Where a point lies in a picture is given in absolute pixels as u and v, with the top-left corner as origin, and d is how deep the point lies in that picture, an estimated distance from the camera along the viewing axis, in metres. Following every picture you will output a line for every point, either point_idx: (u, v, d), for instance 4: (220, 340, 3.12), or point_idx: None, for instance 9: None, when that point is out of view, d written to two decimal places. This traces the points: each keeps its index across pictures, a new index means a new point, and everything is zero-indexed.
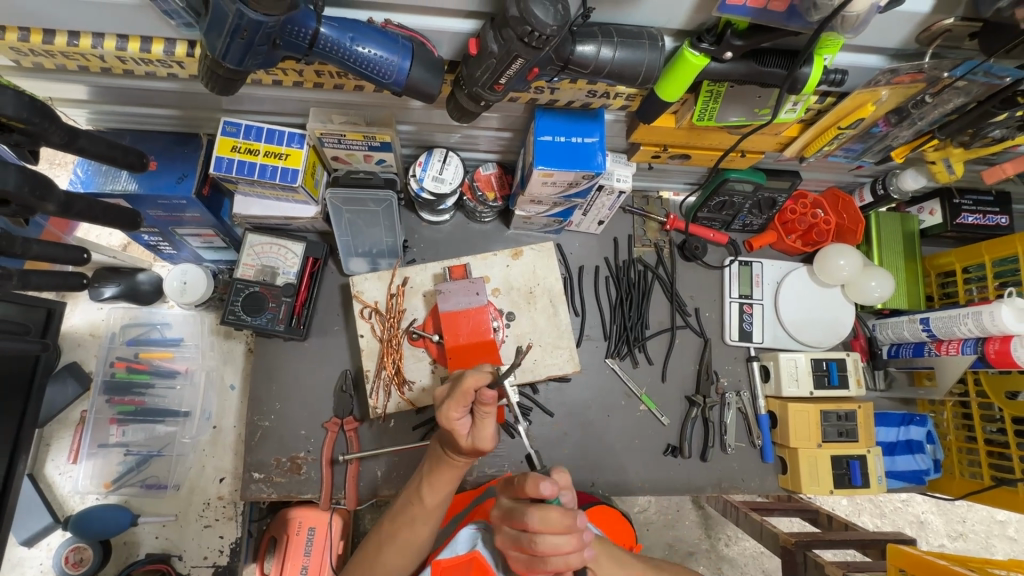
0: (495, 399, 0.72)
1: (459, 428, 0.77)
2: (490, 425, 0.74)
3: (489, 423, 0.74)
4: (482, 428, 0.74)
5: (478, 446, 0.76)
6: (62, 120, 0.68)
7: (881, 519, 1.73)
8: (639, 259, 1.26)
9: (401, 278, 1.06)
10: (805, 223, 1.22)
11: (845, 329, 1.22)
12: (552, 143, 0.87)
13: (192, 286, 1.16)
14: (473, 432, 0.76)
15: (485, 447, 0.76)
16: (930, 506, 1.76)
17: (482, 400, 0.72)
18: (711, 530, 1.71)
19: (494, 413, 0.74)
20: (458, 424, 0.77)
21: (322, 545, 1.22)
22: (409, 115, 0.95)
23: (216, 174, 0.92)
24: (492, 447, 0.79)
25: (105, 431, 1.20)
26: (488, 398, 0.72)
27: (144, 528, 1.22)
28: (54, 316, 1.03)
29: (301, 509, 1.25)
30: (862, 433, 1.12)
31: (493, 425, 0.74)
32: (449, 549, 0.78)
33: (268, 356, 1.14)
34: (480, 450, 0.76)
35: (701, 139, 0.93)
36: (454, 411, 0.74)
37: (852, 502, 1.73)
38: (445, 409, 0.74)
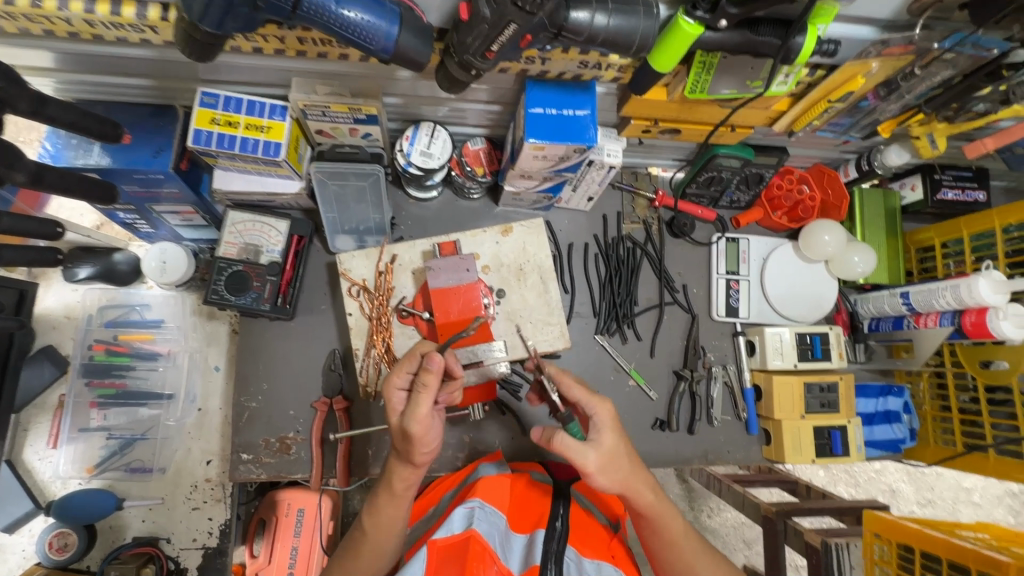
0: (436, 368, 0.73)
1: (394, 400, 0.80)
2: (424, 401, 0.74)
3: (423, 400, 0.75)
4: (417, 402, 0.75)
5: (407, 423, 0.75)
6: (29, 86, 0.65)
7: (856, 488, 1.79)
8: (628, 235, 1.26)
9: (389, 255, 1.04)
10: (791, 200, 1.22)
11: (828, 304, 1.24)
12: (543, 116, 0.86)
13: (172, 266, 1.13)
14: (408, 407, 0.76)
15: (414, 427, 0.75)
16: (902, 475, 1.83)
17: (424, 367, 0.74)
18: (695, 502, 1.75)
19: (432, 388, 0.74)
20: (399, 399, 0.80)
21: (312, 526, 1.22)
22: (396, 86, 0.92)
23: (195, 148, 0.90)
24: (426, 438, 0.76)
25: (85, 415, 1.17)
26: (430, 365, 0.73)
27: (131, 512, 1.20)
28: None
29: (290, 491, 1.24)
30: (843, 404, 1.15)
31: (426, 402, 0.75)
32: (444, 527, 0.76)
33: (254, 336, 1.12)
34: (408, 429, 0.75)
35: (693, 113, 0.93)
36: (397, 376, 0.79)
37: (829, 472, 1.79)
38: (390, 378, 0.79)
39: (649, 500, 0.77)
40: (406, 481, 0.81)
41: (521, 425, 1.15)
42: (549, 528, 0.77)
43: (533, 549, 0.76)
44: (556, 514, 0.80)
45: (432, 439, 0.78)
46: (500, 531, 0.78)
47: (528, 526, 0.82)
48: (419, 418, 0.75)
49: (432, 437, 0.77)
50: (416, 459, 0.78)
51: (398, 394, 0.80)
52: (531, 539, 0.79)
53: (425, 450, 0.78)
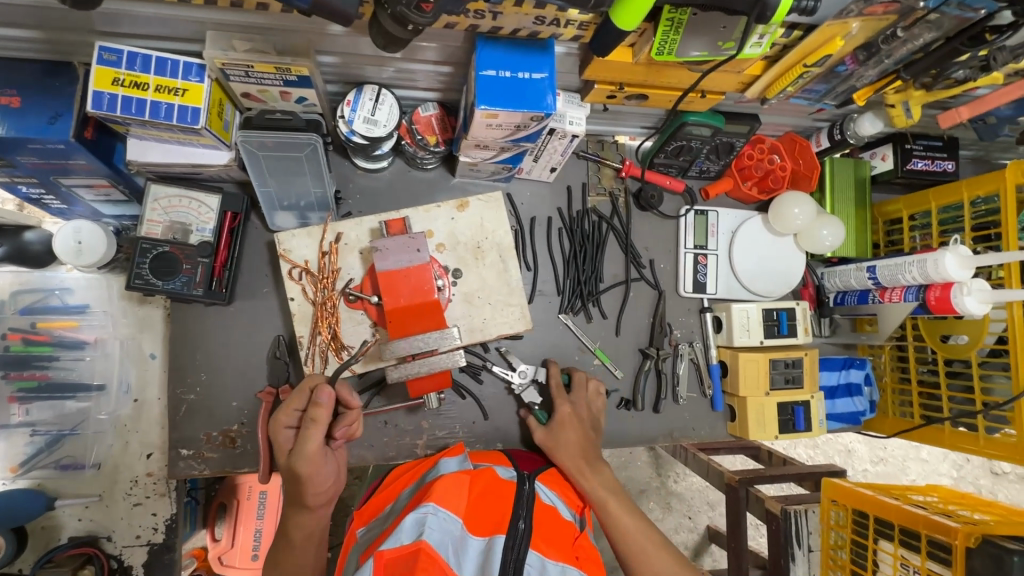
0: (325, 401, 0.81)
1: (281, 439, 0.85)
2: (312, 437, 0.81)
3: (314, 436, 0.82)
4: (306, 442, 0.82)
5: (296, 460, 0.82)
6: None
7: (814, 450, 1.84)
8: (593, 209, 1.19)
9: (334, 234, 0.96)
10: (762, 170, 1.18)
11: (795, 278, 1.22)
12: (496, 79, 0.76)
13: (88, 247, 1.01)
14: (297, 445, 0.82)
15: (302, 465, 0.82)
16: (857, 436, 1.89)
17: (314, 402, 0.81)
18: (660, 469, 1.77)
19: (320, 422, 0.81)
20: (286, 437, 0.86)
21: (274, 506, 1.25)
22: (332, 42, 0.81)
23: (96, 113, 0.78)
24: (315, 475, 0.83)
25: (5, 410, 1.08)
26: (319, 399, 0.81)
27: (64, 512, 1.11)
28: None
29: (250, 475, 1.25)
30: (806, 379, 1.15)
31: (315, 436, 0.82)
32: (392, 538, 0.70)
33: (187, 323, 1.02)
34: (298, 467, 0.82)
35: (659, 77, 0.85)
36: (284, 415, 0.85)
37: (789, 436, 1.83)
38: (277, 415, 0.85)
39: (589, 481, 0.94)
40: (306, 530, 0.86)
41: (481, 409, 1.11)
42: (510, 532, 0.76)
43: (491, 558, 0.72)
44: (519, 515, 0.79)
45: (321, 478, 0.85)
46: (454, 538, 0.73)
47: (487, 529, 0.77)
48: (308, 453, 0.82)
49: (322, 477, 0.84)
50: (309, 501, 0.85)
51: (285, 433, 0.86)
52: (488, 545, 0.74)
53: (315, 491, 0.84)
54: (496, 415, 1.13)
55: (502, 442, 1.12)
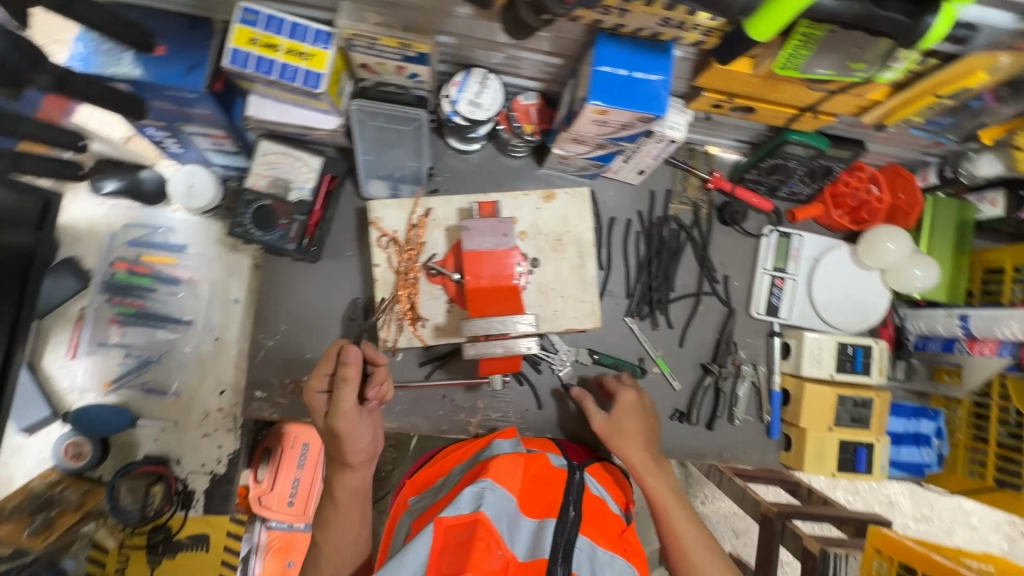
0: (353, 362, 0.85)
1: (315, 402, 0.91)
2: (344, 395, 0.86)
3: (347, 394, 0.87)
4: (340, 401, 0.87)
5: (334, 418, 0.87)
6: None
7: (854, 496, 1.77)
8: (674, 217, 1.18)
9: (424, 208, 0.99)
10: (857, 199, 1.14)
11: (875, 315, 1.17)
12: (611, 76, 0.77)
13: (199, 191, 1.09)
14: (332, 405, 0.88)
15: (339, 422, 0.87)
16: (903, 488, 1.80)
17: (344, 362, 0.86)
18: (691, 487, 1.75)
19: (351, 382, 0.86)
20: (321, 401, 0.91)
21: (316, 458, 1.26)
22: (454, 24, 0.84)
23: (231, 68, 0.84)
24: (351, 433, 0.88)
25: (105, 330, 1.19)
26: (348, 360, 0.85)
27: (143, 431, 1.21)
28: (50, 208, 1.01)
29: (296, 425, 1.26)
30: (874, 421, 1.10)
31: (346, 394, 0.87)
32: (451, 507, 0.75)
33: (274, 275, 1.08)
34: (335, 426, 0.88)
35: (774, 91, 0.83)
36: (317, 379, 0.91)
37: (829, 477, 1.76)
38: (311, 381, 0.91)
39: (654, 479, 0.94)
40: (350, 488, 0.92)
41: (536, 398, 1.13)
42: (560, 518, 0.77)
43: (541, 539, 0.75)
44: (570, 501, 0.80)
45: (358, 436, 0.90)
46: (508, 515, 0.76)
47: (537, 511, 0.80)
48: (342, 411, 0.87)
49: (359, 434, 0.89)
50: (350, 458, 0.90)
51: (320, 397, 0.91)
52: (541, 526, 0.77)
53: (355, 447, 0.89)
54: (550, 407, 1.14)
55: (551, 433, 1.14)
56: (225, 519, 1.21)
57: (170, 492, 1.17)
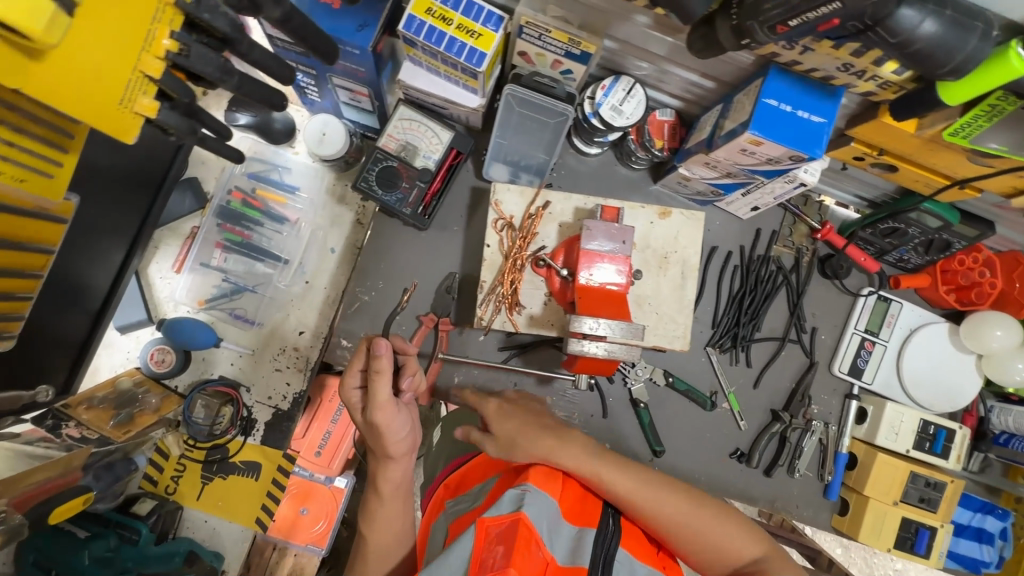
0: (384, 354, 0.82)
1: (354, 399, 0.91)
2: (379, 387, 0.83)
3: (381, 386, 0.84)
4: (375, 394, 0.84)
5: (373, 411, 0.85)
6: None
7: None
8: (775, 258, 1.17)
9: (543, 200, 1.01)
10: (968, 279, 1.11)
11: (962, 400, 1.14)
12: (775, 110, 0.78)
13: (329, 140, 1.13)
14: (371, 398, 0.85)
15: (377, 415, 0.85)
16: None
17: (375, 355, 0.83)
18: None
19: (384, 375, 0.83)
20: (358, 397, 0.91)
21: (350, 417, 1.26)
22: (624, 31, 0.86)
23: (403, 33, 0.88)
24: (392, 424, 0.86)
25: (209, 252, 1.24)
26: (378, 351, 0.82)
27: (223, 353, 1.26)
28: None
29: (339, 379, 1.27)
30: (943, 506, 1.08)
31: (380, 388, 0.84)
32: (493, 506, 0.70)
33: (383, 233, 1.13)
34: (373, 419, 0.85)
35: (928, 155, 0.82)
36: (350, 375, 0.90)
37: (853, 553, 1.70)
38: (345, 380, 0.91)
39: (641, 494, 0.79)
40: (393, 482, 0.90)
41: (603, 406, 1.14)
42: (602, 529, 0.73)
43: (581, 546, 0.69)
44: (609, 517, 0.77)
45: (398, 428, 0.87)
46: (552, 515, 0.71)
47: (579, 521, 0.75)
48: (379, 405, 0.84)
49: (398, 427, 0.87)
50: (392, 450, 0.88)
51: (356, 393, 0.91)
52: (581, 533, 0.72)
53: (396, 438, 0.87)
54: (614, 418, 1.15)
55: (611, 444, 1.14)
56: (279, 453, 1.25)
57: (237, 415, 1.22)
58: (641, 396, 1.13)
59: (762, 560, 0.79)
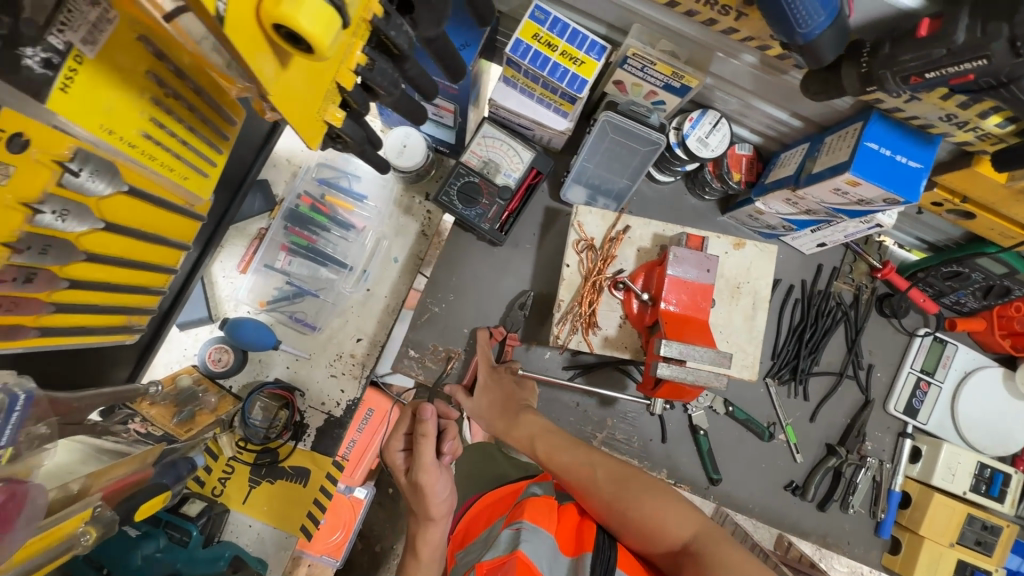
0: (428, 420, 0.84)
1: (398, 461, 0.91)
2: (425, 449, 0.84)
3: (427, 449, 0.84)
4: (419, 455, 0.85)
5: (417, 473, 0.85)
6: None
7: None
8: (835, 294, 1.20)
9: (623, 225, 1.02)
10: (1023, 326, 1.12)
11: (1015, 445, 1.16)
12: (874, 154, 0.81)
13: (409, 152, 1.15)
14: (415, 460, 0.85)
15: (422, 477, 0.84)
16: None
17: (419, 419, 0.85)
18: None
19: (428, 438, 0.84)
20: (401, 460, 0.91)
21: (375, 427, 1.30)
22: (724, 67, 0.89)
23: (510, 56, 0.90)
24: (435, 488, 0.84)
25: (274, 254, 1.24)
26: (424, 416, 0.84)
27: (279, 356, 1.25)
28: (275, 132, 1.14)
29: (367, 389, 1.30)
30: (998, 550, 1.09)
31: (423, 450, 0.84)
32: (490, 551, 0.69)
33: (456, 247, 1.14)
34: (417, 480, 0.84)
35: (1013, 206, 0.86)
36: (392, 437, 0.91)
37: None
38: (388, 441, 0.92)
39: (602, 478, 0.82)
40: (432, 545, 0.85)
41: (663, 431, 1.14)
42: (598, 552, 0.71)
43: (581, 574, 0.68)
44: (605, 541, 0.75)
45: (442, 489, 0.85)
46: (550, 553, 0.69)
47: (573, 549, 0.73)
48: (423, 467, 0.84)
49: (441, 488, 0.85)
50: (433, 512, 0.85)
51: (399, 454, 0.92)
52: (578, 562, 0.70)
53: (437, 500, 0.85)
54: (672, 443, 1.15)
55: (667, 471, 1.15)
56: (329, 461, 1.24)
57: (291, 420, 1.21)
58: (701, 424, 1.14)
59: (692, 541, 0.73)
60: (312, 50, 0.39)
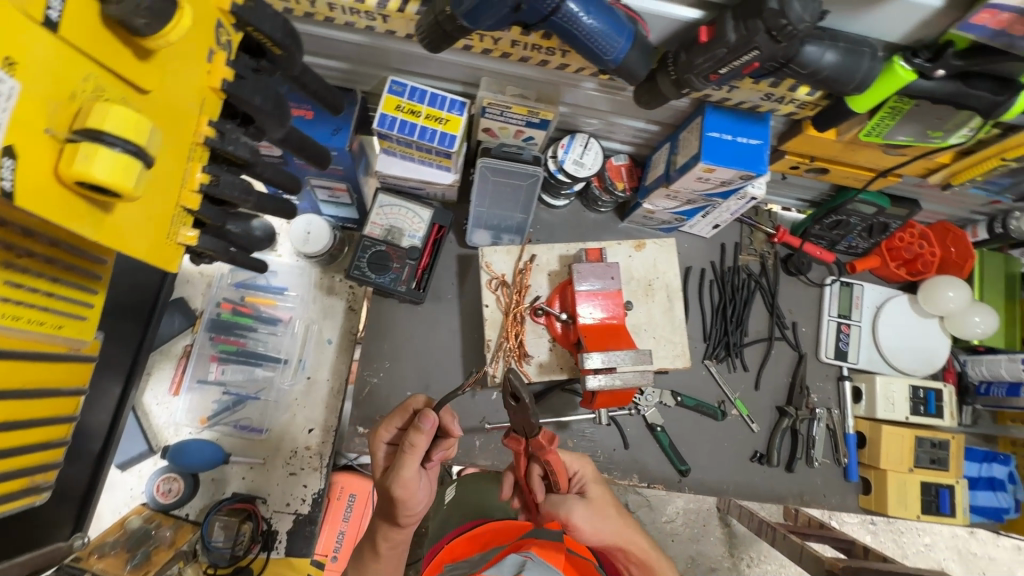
0: (425, 429, 0.75)
1: (379, 455, 0.86)
2: (408, 463, 0.77)
3: (408, 464, 0.78)
4: (401, 468, 0.78)
5: (392, 484, 0.79)
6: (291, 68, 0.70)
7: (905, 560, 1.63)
8: (744, 267, 1.28)
9: (529, 255, 1.07)
10: (911, 252, 1.24)
11: (939, 361, 1.24)
12: (718, 141, 0.90)
13: (315, 237, 1.18)
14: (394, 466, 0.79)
15: (398, 491, 0.79)
16: (953, 554, 1.66)
17: (414, 426, 0.76)
18: (736, 549, 1.55)
19: (414, 450, 0.77)
20: (383, 453, 0.87)
21: (361, 512, 1.23)
22: (573, 95, 0.97)
23: (378, 130, 0.95)
24: (409, 499, 0.80)
25: (205, 368, 1.23)
26: (422, 425, 0.75)
27: (233, 468, 1.22)
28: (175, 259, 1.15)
29: (344, 475, 1.24)
30: (952, 463, 1.15)
31: (410, 465, 0.77)
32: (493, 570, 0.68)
33: (383, 315, 1.17)
34: (393, 491, 0.79)
35: (853, 155, 0.95)
36: (384, 429, 0.85)
37: (877, 539, 1.63)
38: (378, 430, 0.86)
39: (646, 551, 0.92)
40: (391, 542, 0.87)
41: (623, 438, 1.17)
42: None
43: None
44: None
45: (416, 501, 0.82)
46: None
47: None
48: (407, 475, 0.78)
49: (415, 500, 0.81)
50: (400, 520, 0.83)
51: (383, 448, 0.87)
52: None
53: (408, 512, 0.82)
54: (635, 447, 1.18)
55: (638, 475, 1.16)
56: (307, 562, 1.19)
57: (258, 530, 1.17)
58: (657, 421, 1.17)
59: None
60: (120, 195, 0.43)
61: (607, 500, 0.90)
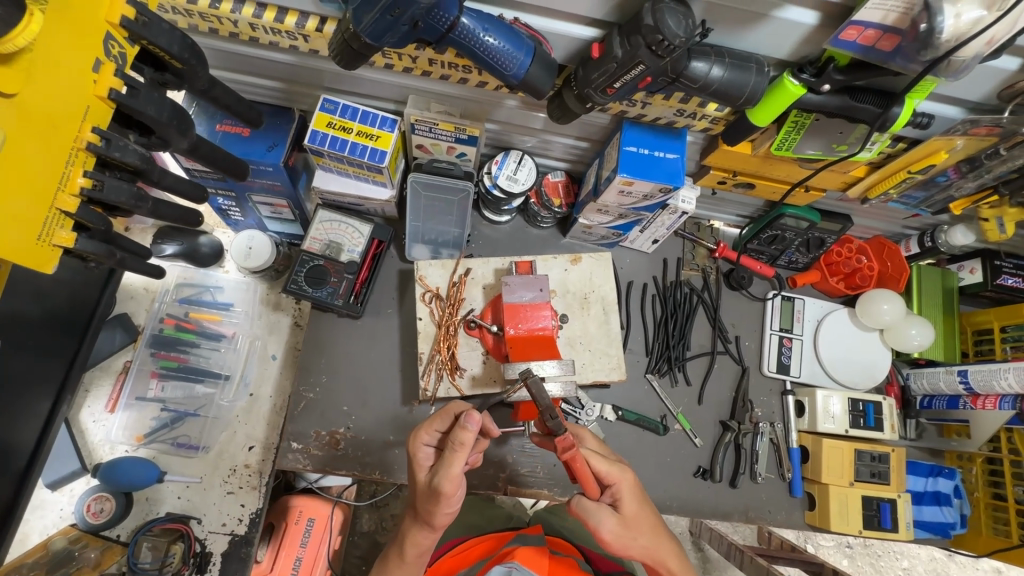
0: (472, 429, 0.74)
1: (422, 455, 0.83)
2: (457, 460, 0.75)
3: (457, 461, 0.75)
4: (448, 462, 0.76)
5: (437, 479, 0.76)
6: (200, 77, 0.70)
7: None
8: (686, 281, 1.29)
9: (464, 268, 1.09)
10: (849, 267, 1.26)
11: (881, 374, 1.24)
12: (636, 155, 0.92)
13: (256, 252, 1.19)
14: (439, 465, 0.77)
15: (446, 486, 0.75)
16: None
17: (461, 424, 0.75)
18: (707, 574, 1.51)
19: (462, 449, 0.75)
20: (424, 454, 0.84)
21: (319, 537, 1.24)
22: (499, 113, 1.00)
23: (309, 145, 0.97)
24: (452, 497, 0.77)
25: (145, 384, 1.22)
26: (469, 424, 0.74)
27: (168, 488, 1.19)
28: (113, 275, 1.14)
29: (303, 499, 1.26)
30: (893, 477, 1.15)
31: (462, 462, 0.75)
32: None
33: (321, 329, 1.17)
34: (439, 487, 0.76)
35: (772, 169, 0.98)
36: (426, 431, 0.83)
37: (852, 562, 1.60)
38: (418, 431, 0.84)
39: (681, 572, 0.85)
40: (419, 547, 0.84)
41: None
42: None
43: None
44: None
45: (457, 499, 0.79)
46: None
47: None
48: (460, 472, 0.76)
49: (454, 501, 0.78)
50: (436, 521, 0.80)
51: (426, 449, 0.84)
52: None
53: (448, 510, 0.79)
54: None
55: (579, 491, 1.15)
56: None
57: (189, 551, 1.13)
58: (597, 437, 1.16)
59: None
60: None
61: (644, 517, 0.84)
